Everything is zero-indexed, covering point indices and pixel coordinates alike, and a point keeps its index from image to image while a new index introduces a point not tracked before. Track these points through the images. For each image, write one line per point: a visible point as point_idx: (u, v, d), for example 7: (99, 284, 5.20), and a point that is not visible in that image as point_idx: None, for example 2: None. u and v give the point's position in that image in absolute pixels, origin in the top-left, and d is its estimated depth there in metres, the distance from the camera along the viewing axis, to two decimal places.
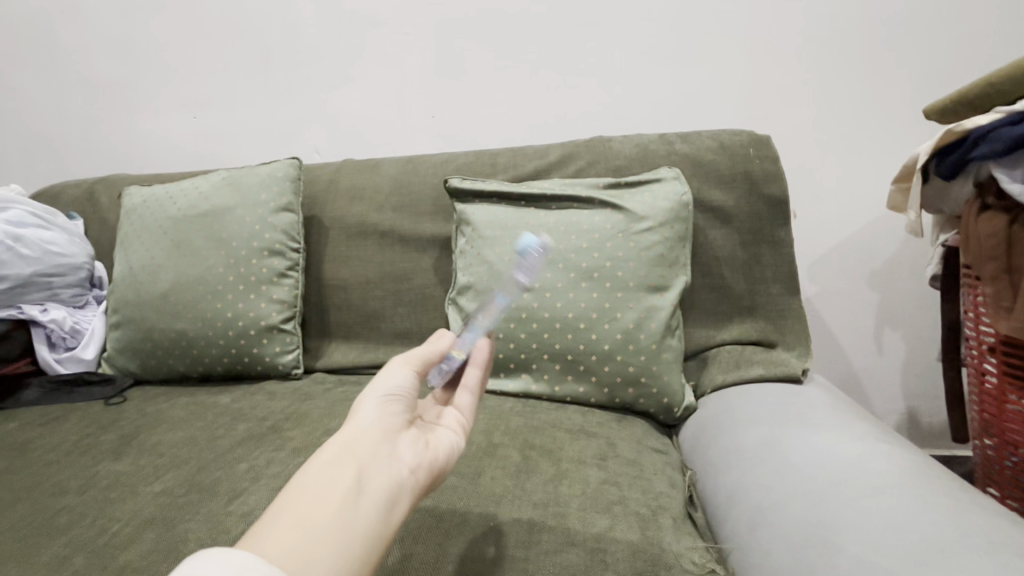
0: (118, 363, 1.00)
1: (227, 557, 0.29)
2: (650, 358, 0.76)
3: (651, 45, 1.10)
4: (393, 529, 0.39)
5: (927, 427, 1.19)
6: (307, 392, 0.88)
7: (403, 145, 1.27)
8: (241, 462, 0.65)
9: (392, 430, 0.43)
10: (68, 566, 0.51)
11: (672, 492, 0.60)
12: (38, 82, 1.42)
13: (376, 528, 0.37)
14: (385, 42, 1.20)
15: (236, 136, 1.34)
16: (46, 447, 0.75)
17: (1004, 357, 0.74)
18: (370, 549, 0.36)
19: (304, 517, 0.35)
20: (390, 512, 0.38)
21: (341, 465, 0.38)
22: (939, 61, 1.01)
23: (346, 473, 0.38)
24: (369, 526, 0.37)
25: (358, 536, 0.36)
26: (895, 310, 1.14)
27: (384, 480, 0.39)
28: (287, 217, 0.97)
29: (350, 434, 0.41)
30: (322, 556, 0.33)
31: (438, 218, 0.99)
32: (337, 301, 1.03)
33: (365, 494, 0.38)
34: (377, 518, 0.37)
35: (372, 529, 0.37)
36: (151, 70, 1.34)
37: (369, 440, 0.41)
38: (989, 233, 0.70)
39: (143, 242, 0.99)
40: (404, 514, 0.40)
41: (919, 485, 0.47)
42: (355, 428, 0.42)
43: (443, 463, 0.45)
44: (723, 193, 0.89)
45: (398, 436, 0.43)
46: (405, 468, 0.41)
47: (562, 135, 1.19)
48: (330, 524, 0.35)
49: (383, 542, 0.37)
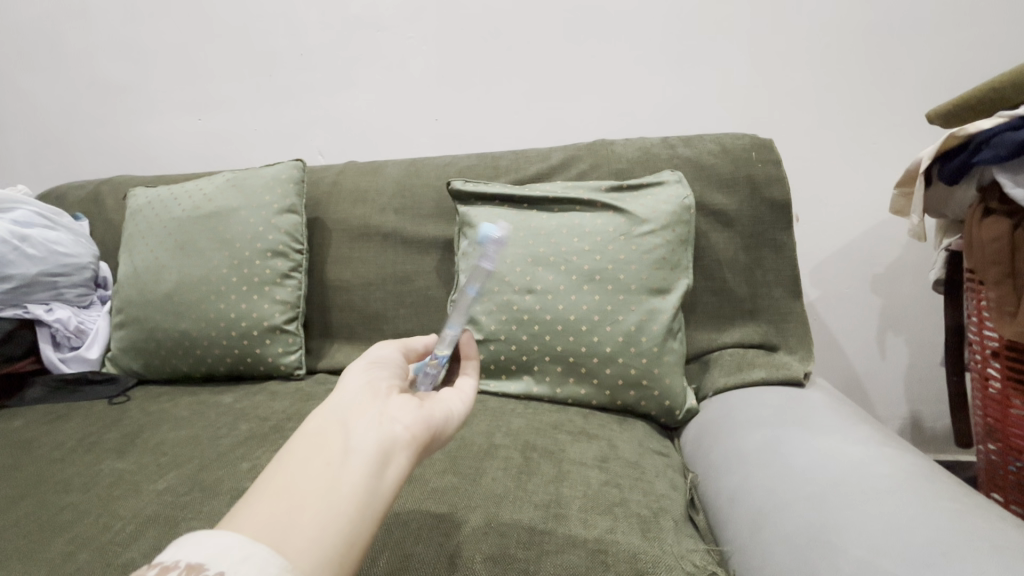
0: (122, 363, 1.00)
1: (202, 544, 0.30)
2: (652, 360, 0.76)
3: (652, 51, 1.11)
4: (387, 488, 0.38)
5: (930, 431, 1.18)
6: (309, 392, 0.89)
7: (406, 147, 1.27)
8: (244, 461, 0.65)
9: (381, 393, 0.43)
10: (70, 562, 0.51)
11: (673, 494, 0.60)
12: (45, 85, 1.43)
13: (366, 485, 0.36)
14: (389, 46, 1.21)
15: (241, 139, 1.35)
16: (50, 445, 0.75)
17: (1007, 361, 0.74)
18: (359, 506, 0.36)
19: (286, 487, 0.35)
20: (380, 467, 0.38)
21: (325, 433, 0.39)
22: (942, 66, 1.01)
23: (330, 440, 0.38)
24: (354, 487, 0.36)
25: (342, 500, 0.35)
26: (899, 314, 1.14)
27: (372, 437, 0.39)
28: (290, 219, 0.97)
29: (336, 400, 0.41)
30: (301, 523, 0.33)
31: (441, 220, 1.00)
32: (340, 302, 1.03)
33: (352, 454, 0.37)
34: (364, 478, 0.37)
35: (361, 484, 0.36)
36: (157, 74, 1.35)
37: (355, 405, 0.41)
38: (993, 237, 0.70)
39: (148, 242, 0.99)
40: (403, 468, 0.39)
41: (922, 490, 0.47)
42: (341, 396, 0.42)
43: (442, 420, 0.44)
44: (725, 196, 0.89)
45: (388, 397, 0.43)
46: (399, 424, 0.41)
47: (564, 138, 1.20)
48: (311, 494, 0.35)
49: (377, 499, 0.37)
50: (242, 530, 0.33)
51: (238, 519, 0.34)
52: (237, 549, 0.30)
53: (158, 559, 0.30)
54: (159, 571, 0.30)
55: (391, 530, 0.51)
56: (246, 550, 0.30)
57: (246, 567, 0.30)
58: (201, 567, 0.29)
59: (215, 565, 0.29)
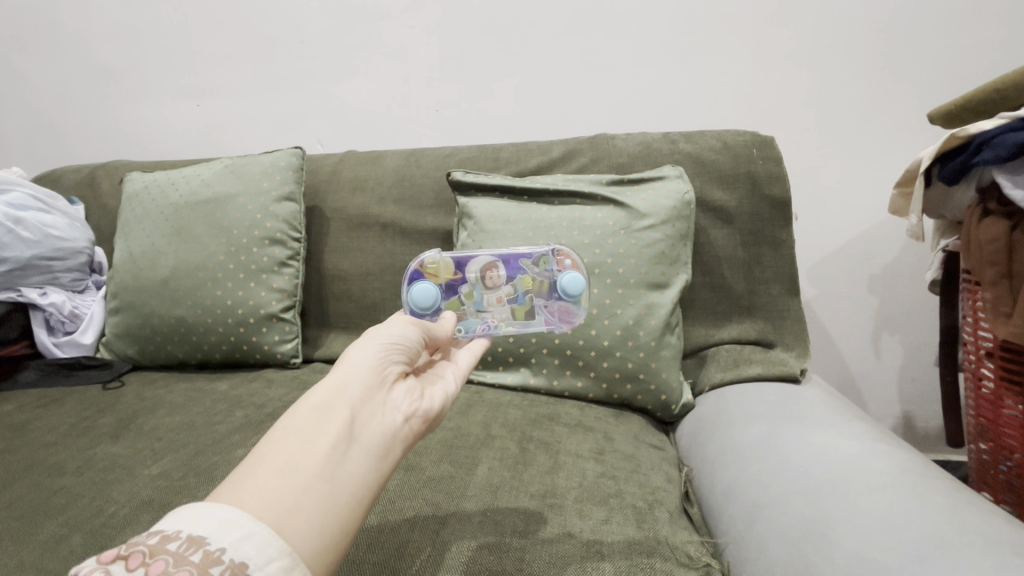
0: (117, 348, 0.99)
1: (202, 516, 0.30)
2: (649, 354, 0.76)
3: (657, 46, 1.10)
4: (382, 475, 0.39)
5: (922, 431, 1.19)
6: (305, 380, 0.88)
7: (405, 138, 1.26)
8: (239, 447, 0.65)
9: (386, 378, 0.43)
10: (63, 545, 0.51)
11: (669, 486, 0.60)
12: (41, 67, 1.41)
13: (365, 475, 0.37)
14: (390, 35, 1.20)
15: (240, 126, 1.34)
16: (44, 428, 0.75)
17: (1001, 362, 0.75)
18: (358, 494, 0.37)
19: (287, 464, 0.35)
20: (381, 457, 0.39)
21: (330, 411, 0.38)
22: (945, 67, 1.02)
23: (335, 420, 0.38)
24: (356, 473, 0.37)
25: (345, 485, 0.36)
26: (894, 314, 1.14)
27: (376, 425, 0.39)
28: (288, 206, 0.97)
29: (342, 378, 0.41)
30: (304, 504, 0.34)
31: (440, 211, 1.00)
32: (337, 292, 1.03)
33: (355, 443, 0.38)
34: (365, 465, 0.38)
35: (361, 474, 0.37)
36: (155, 58, 1.34)
37: (362, 386, 0.41)
38: (991, 238, 0.70)
39: (144, 227, 0.98)
40: (396, 459, 0.41)
41: (915, 484, 0.47)
42: (347, 372, 0.41)
43: (437, 410, 0.46)
44: (726, 192, 0.89)
45: (392, 384, 0.43)
46: (398, 416, 0.42)
47: (565, 132, 1.19)
48: (314, 474, 0.35)
49: (373, 486, 0.38)
50: (245, 504, 0.32)
51: (238, 492, 0.33)
52: (241, 527, 0.30)
53: (156, 528, 0.30)
54: (159, 539, 0.29)
55: (386, 517, 0.51)
56: (250, 531, 0.30)
57: (249, 546, 0.30)
58: (205, 541, 0.29)
59: (221, 541, 0.29)
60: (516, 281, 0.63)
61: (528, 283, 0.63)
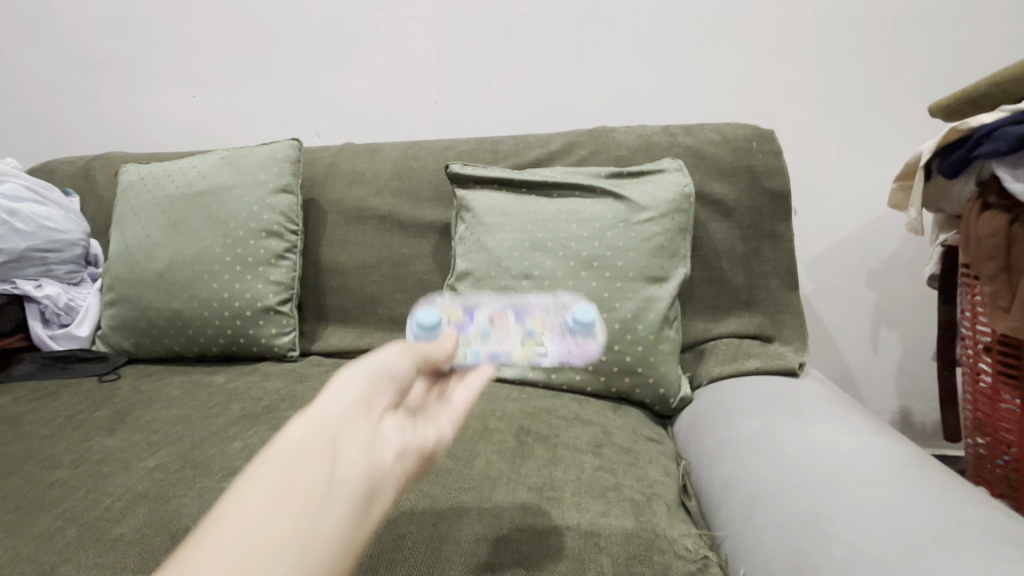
0: (112, 341, 0.99)
1: None
2: (647, 348, 0.76)
3: (656, 39, 1.10)
4: (365, 539, 0.30)
5: (919, 426, 1.19)
6: (302, 374, 0.88)
7: (403, 130, 1.25)
8: (236, 440, 0.64)
9: (374, 412, 0.34)
10: (59, 538, 0.51)
11: (667, 480, 0.60)
12: (34, 57, 1.40)
13: (346, 540, 0.28)
14: (388, 25, 1.19)
15: (236, 118, 1.33)
16: (39, 421, 0.74)
17: (999, 356, 0.75)
18: (333, 568, 0.27)
19: (243, 528, 0.25)
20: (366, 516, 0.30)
21: (306, 455, 0.29)
22: (946, 60, 1.01)
23: (314, 465, 0.29)
24: (332, 539, 0.28)
25: (317, 556, 0.27)
26: (892, 308, 1.14)
27: (363, 473, 0.31)
28: (285, 198, 0.96)
29: (322, 410, 0.32)
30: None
31: (438, 204, 0.99)
32: (335, 285, 1.02)
33: (335, 489, 0.29)
34: (346, 529, 0.28)
35: (340, 540, 0.28)
36: (151, 49, 1.32)
37: (346, 422, 0.32)
38: (990, 233, 0.70)
39: (140, 219, 0.97)
40: (382, 516, 0.32)
41: (913, 477, 0.47)
42: (328, 404, 0.32)
43: (432, 451, 0.37)
44: (725, 186, 0.89)
45: (382, 419, 0.35)
46: (390, 457, 0.33)
47: (564, 124, 1.18)
48: (279, 541, 0.26)
49: (355, 554, 0.29)
50: None
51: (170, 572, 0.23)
52: None
53: None
54: None
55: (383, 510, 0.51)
56: None
57: None
58: None
59: None
60: (526, 322, 0.55)
61: (538, 325, 0.55)
